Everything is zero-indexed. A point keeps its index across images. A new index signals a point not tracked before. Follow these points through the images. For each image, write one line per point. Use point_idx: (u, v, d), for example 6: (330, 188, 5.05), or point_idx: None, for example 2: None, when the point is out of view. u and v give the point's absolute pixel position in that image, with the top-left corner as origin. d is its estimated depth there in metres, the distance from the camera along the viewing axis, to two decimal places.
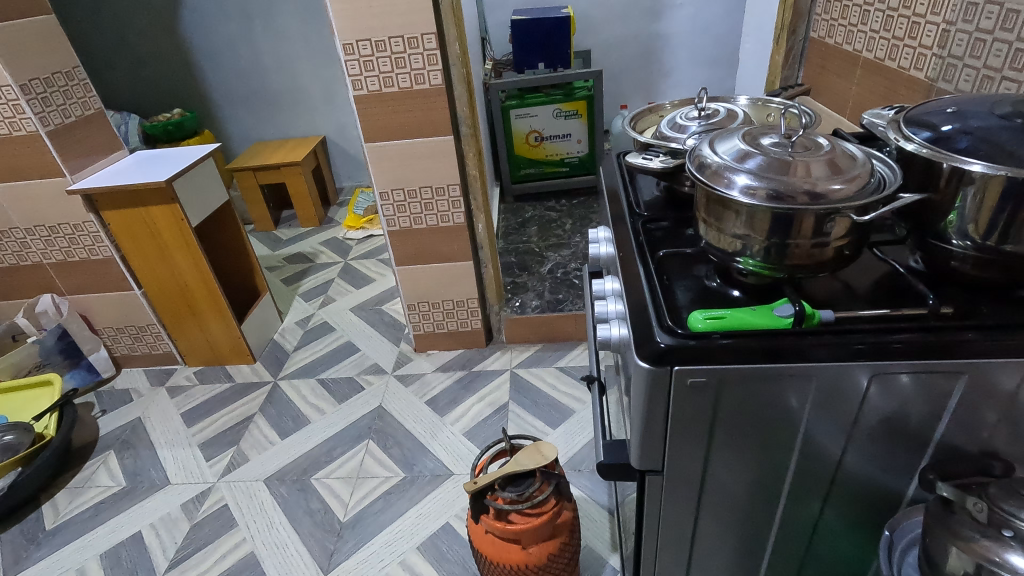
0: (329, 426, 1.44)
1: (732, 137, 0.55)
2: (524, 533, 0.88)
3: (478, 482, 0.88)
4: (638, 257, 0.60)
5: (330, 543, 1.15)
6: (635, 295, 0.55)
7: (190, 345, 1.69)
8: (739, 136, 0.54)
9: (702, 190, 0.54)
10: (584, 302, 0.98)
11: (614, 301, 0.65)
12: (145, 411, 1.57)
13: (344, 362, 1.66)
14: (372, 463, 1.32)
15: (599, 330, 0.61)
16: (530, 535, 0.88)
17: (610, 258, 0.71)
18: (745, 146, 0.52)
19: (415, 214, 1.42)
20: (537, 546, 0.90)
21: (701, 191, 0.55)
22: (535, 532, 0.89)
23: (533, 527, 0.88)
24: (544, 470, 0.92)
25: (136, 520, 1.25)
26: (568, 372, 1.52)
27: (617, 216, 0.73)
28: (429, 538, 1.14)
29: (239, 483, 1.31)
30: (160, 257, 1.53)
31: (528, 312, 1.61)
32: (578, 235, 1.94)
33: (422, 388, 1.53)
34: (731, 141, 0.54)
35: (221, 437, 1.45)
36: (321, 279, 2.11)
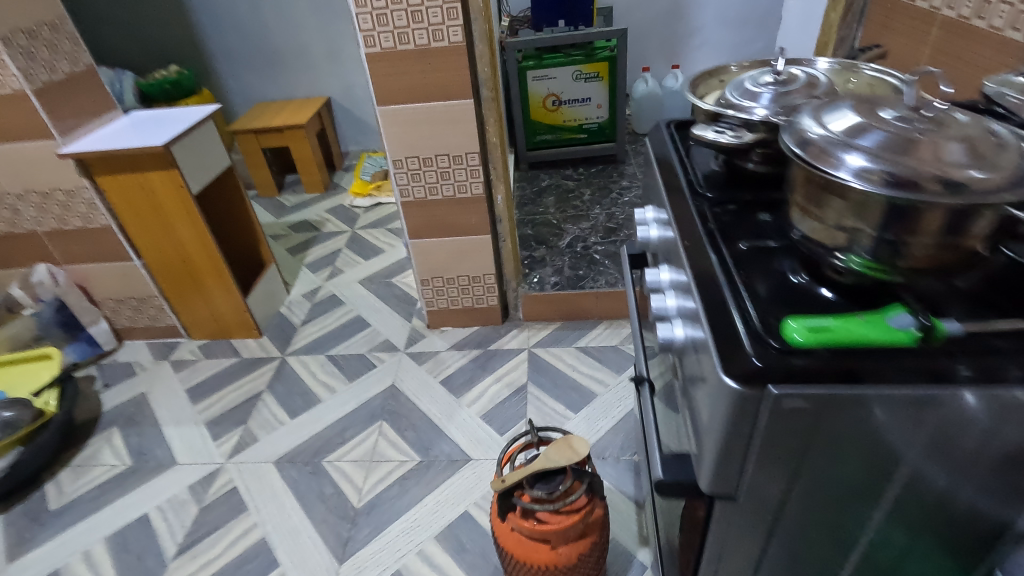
0: (341, 406, 1.38)
1: (843, 108, 0.46)
2: (553, 533, 0.84)
3: (504, 483, 0.83)
4: (710, 246, 0.53)
5: (345, 530, 1.11)
6: (709, 293, 0.47)
7: (195, 318, 1.62)
8: (851, 108, 0.46)
9: (801, 170, 0.46)
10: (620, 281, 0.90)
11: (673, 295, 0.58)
12: (149, 387, 1.51)
13: (355, 338, 1.59)
14: (386, 445, 1.27)
15: (660, 329, 0.55)
16: (560, 536, 0.84)
17: (665, 245, 0.64)
18: (860, 120, 0.43)
19: (430, 184, 1.33)
20: (566, 547, 0.85)
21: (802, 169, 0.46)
22: (565, 533, 0.84)
23: (563, 529, 0.83)
24: (573, 467, 0.86)
25: (143, 502, 1.21)
26: (589, 353, 1.46)
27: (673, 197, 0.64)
28: (448, 527, 1.10)
29: (248, 465, 1.26)
30: (160, 226, 1.44)
31: (547, 289, 1.53)
32: (598, 207, 1.84)
33: (436, 367, 1.47)
34: (843, 115, 0.45)
35: (228, 415, 1.40)
36: (328, 249, 2.03)
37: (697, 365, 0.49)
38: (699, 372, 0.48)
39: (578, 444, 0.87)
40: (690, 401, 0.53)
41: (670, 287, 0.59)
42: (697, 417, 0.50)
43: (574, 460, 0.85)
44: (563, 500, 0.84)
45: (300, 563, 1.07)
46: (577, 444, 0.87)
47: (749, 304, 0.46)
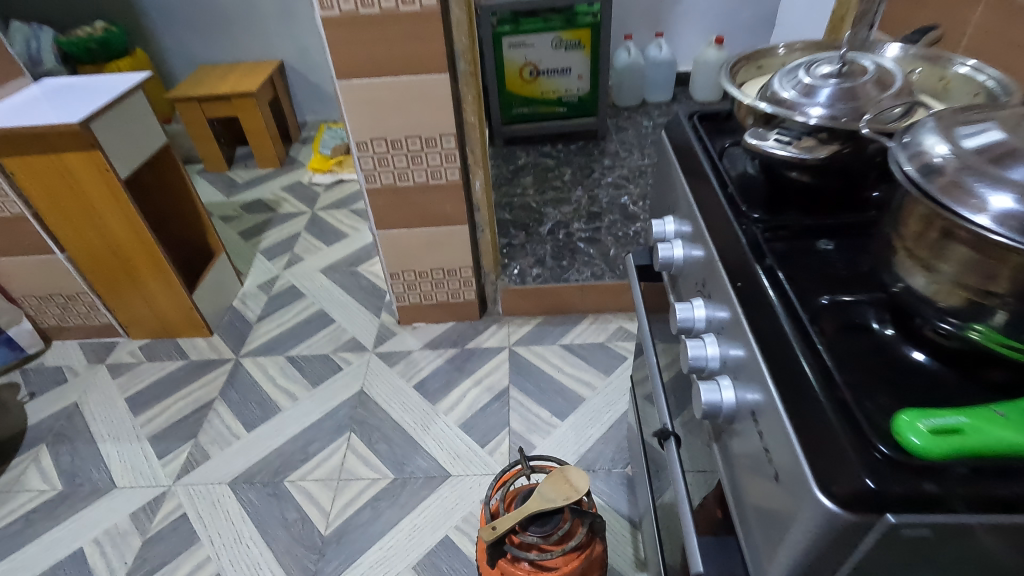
0: (303, 417, 1.25)
1: (990, 125, 0.35)
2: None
3: (496, 532, 0.72)
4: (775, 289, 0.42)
5: (311, 563, 1.00)
6: (789, 372, 0.36)
7: (132, 315, 1.45)
8: (994, 124, 0.34)
9: (918, 203, 0.35)
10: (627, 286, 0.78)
11: (714, 343, 0.46)
12: (83, 395, 1.34)
13: (318, 337, 1.45)
14: (355, 461, 1.16)
15: (703, 391, 0.43)
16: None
17: (700, 272, 0.52)
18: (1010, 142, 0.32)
19: (400, 169, 1.18)
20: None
21: (923, 208, 0.35)
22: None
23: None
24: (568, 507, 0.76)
25: (77, 534, 1.07)
26: (574, 352, 1.36)
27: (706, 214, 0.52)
28: (427, 556, 1.00)
29: (199, 488, 1.13)
30: (84, 215, 1.25)
31: (529, 282, 1.42)
32: (580, 188, 1.71)
33: (409, 369, 1.35)
34: (982, 127, 0.34)
35: (174, 428, 1.25)
36: (285, 233, 1.85)
37: (755, 453, 0.38)
38: (759, 464, 0.37)
39: (572, 477, 0.77)
40: (734, 486, 0.42)
41: (711, 334, 0.48)
42: (748, 515, 0.39)
43: (570, 498, 0.75)
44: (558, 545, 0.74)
45: None
46: (570, 477, 0.77)
47: (842, 392, 0.35)
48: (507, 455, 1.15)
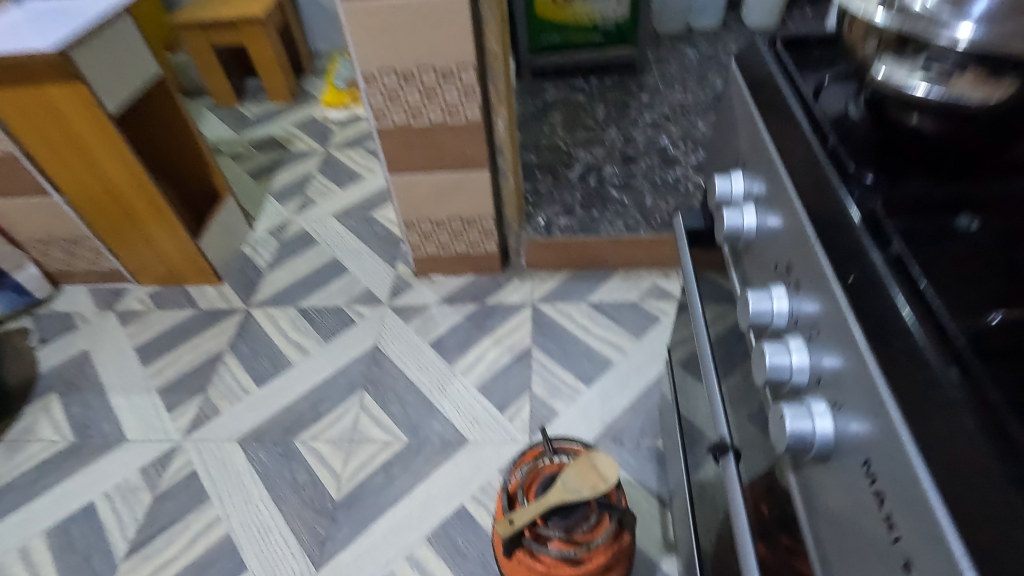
0: (315, 373, 1.20)
1: None
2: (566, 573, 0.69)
3: (513, 528, 0.65)
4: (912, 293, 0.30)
5: (322, 528, 0.97)
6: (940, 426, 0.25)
7: (139, 262, 1.39)
8: None
9: None
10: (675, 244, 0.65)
11: (803, 354, 0.35)
12: (92, 343, 1.30)
13: (330, 288, 1.38)
14: (368, 422, 1.10)
15: (789, 421, 0.33)
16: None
17: (785, 254, 0.39)
18: None
19: (413, 107, 1.05)
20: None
21: None
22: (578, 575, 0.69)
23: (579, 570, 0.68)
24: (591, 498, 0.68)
25: (89, 487, 1.05)
26: (603, 311, 1.26)
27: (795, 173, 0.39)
28: (441, 526, 0.95)
29: (209, 444, 1.10)
30: (76, 155, 1.17)
31: (555, 234, 1.30)
32: (614, 128, 1.55)
33: (425, 325, 1.27)
34: None
35: (184, 381, 1.21)
36: (298, 173, 1.75)
37: (859, 506, 0.29)
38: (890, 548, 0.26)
39: (595, 464, 0.69)
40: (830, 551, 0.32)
41: (799, 337, 0.36)
42: None
43: (595, 490, 0.67)
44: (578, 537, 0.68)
45: (273, 569, 0.93)
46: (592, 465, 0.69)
47: None
48: (527, 422, 1.07)
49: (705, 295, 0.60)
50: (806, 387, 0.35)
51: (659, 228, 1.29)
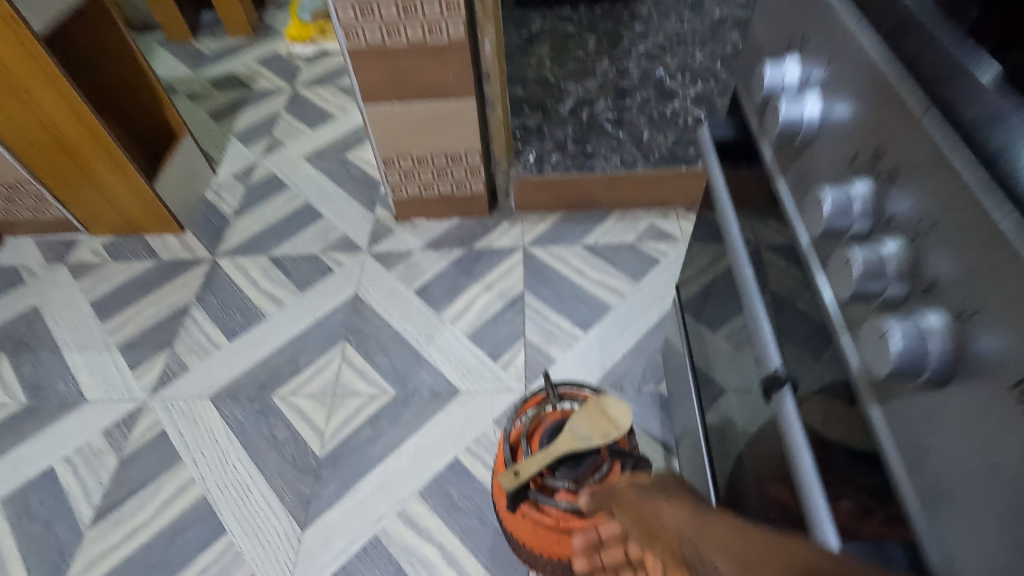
0: (291, 325, 1.11)
1: None
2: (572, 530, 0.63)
3: (517, 480, 0.60)
4: None
5: (306, 487, 0.90)
6: None
7: (92, 212, 1.27)
8: None
9: None
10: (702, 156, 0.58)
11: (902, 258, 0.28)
12: (42, 298, 1.19)
13: (305, 235, 1.27)
14: (351, 375, 1.03)
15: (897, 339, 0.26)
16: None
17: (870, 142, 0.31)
18: None
19: (388, 23, 0.93)
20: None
21: None
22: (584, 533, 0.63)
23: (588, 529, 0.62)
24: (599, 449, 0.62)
25: (47, 452, 0.96)
26: (599, 254, 1.18)
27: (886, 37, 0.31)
28: (435, 481, 0.89)
29: (178, 403, 1.01)
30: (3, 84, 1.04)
31: (547, 171, 1.21)
32: (606, 60, 1.37)
33: (410, 272, 1.18)
34: None
35: (147, 337, 1.11)
36: (263, 113, 1.60)
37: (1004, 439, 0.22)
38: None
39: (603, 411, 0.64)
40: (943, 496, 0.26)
41: (895, 240, 0.29)
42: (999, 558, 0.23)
43: (604, 439, 0.62)
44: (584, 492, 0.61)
45: (255, 531, 0.86)
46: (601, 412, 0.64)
47: None
48: (521, 371, 1.01)
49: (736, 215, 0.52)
50: (908, 300, 0.28)
51: (658, 162, 1.22)
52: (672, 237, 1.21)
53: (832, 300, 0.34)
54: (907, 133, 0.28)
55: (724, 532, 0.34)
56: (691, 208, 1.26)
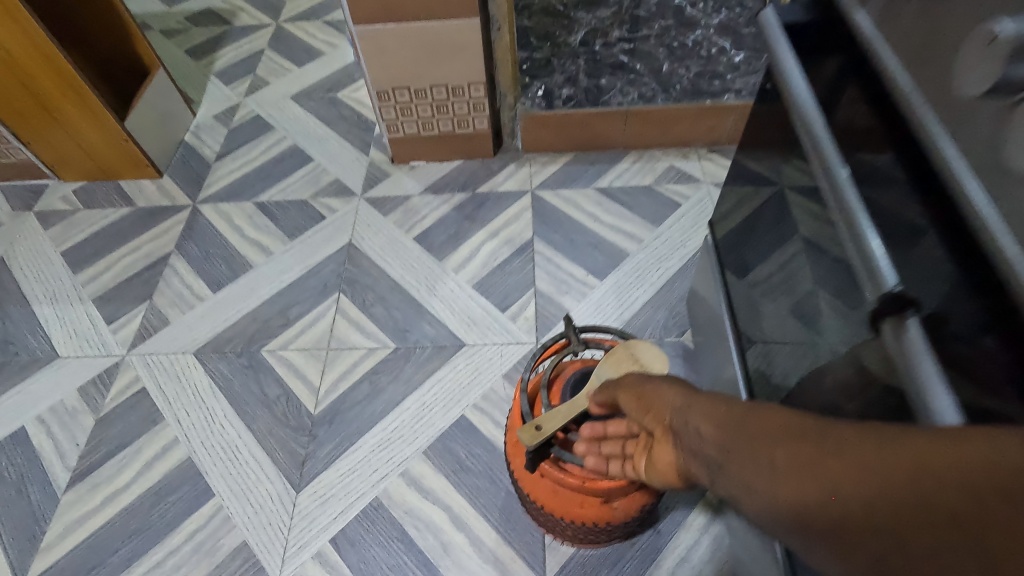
0: (279, 275, 1.02)
1: None
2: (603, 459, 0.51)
3: (537, 435, 0.52)
4: None
5: (300, 448, 0.83)
6: None
7: (61, 155, 1.16)
8: None
9: None
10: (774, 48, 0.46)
11: None
12: (9, 248, 1.09)
13: (293, 179, 1.17)
14: (346, 328, 0.94)
15: None
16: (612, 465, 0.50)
17: None
18: None
19: None
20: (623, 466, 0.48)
21: None
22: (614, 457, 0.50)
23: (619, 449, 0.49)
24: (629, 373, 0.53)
25: (18, 411, 0.89)
26: (613, 197, 1.09)
27: None
28: (440, 439, 0.82)
29: (159, 358, 0.93)
30: None
31: (557, 106, 1.10)
32: None
33: (408, 218, 1.08)
34: None
35: (124, 288, 1.02)
36: (245, 49, 1.47)
37: None
38: None
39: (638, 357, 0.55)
40: None
41: None
42: None
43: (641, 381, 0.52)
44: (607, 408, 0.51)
45: (245, 494, 0.79)
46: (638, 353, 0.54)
47: None
48: (532, 322, 0.93)
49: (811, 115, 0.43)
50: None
51: (678, 96, 1.10)
52: (693, 179, 1.11)
53: (996, 197, 0.26)
54: None
55: (711, 397, 0.38)
56: (712, 148, 1.16)
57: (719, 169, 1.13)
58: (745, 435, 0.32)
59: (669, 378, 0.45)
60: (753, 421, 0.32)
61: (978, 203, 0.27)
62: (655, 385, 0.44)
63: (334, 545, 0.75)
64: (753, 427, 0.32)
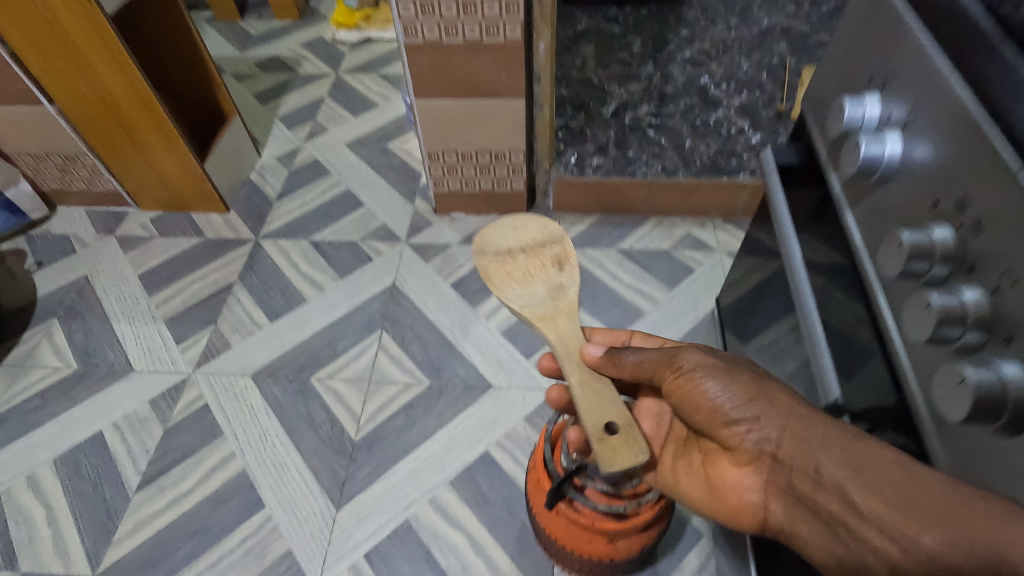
0: (330, 310, 1.14)
1: None
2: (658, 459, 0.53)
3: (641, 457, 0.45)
4: None
5: (341, 469, 0.93)
6: None
7: (142, 185, 1.30)
8: None
9: None
10: (768, 175, 0.59)
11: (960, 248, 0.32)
12: (93, 269, 1.24)
13: (345, 221, 1.30)
14: (387, 363, 1.06)
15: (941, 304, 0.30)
16: (681, 476, 0.50)
17: (933, 168, 0.35)
18: None
19: (446, 20, 0.94)
20: (704, 491, 0.47)
21: None
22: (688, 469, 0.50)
23: (714, 453, 0.47)
24: (682, 355, 0.47)
25: (96, 416, 1.01)
26: (634, 259, 1.20)
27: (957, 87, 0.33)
28: (465, 471, 0.92)
29: (221, 378, 1.05)
30: (67, 57, 1.04)
31: (587, 172, 1.22)
32: (650, 64, 1.37)
33: (446, 265, 1.20)
34: None
35: (193, 311, 1.15)
36: (307, 97, 1.63)
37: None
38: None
39: (512, 226, 0.65)
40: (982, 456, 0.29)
41: (946, 227, 0.33)
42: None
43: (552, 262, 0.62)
44: (674, 399, 0.47)
45: (292, 507, 0.90)
46: (514, 230, 0.65)
47: None
48: None
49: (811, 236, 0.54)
50: (988, 345, 0.30)
51: (698, 171, 1.21)
52: (708, 247, 1.22)
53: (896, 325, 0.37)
54: (980, 156, 0.31)
55: (814, 426, 0.38)
56: (727, 219, 1.26)
57: (733, 239, 1.23)
58: (880, 506, 0.32)
59: (740, 384, 0.43)
60: (892, 495, 0.32)
61: (890, 333, 0.38)
62: (728, 404, 0.43)
63: (368, 560, 0.85)
64: (895, 495, 0.31)
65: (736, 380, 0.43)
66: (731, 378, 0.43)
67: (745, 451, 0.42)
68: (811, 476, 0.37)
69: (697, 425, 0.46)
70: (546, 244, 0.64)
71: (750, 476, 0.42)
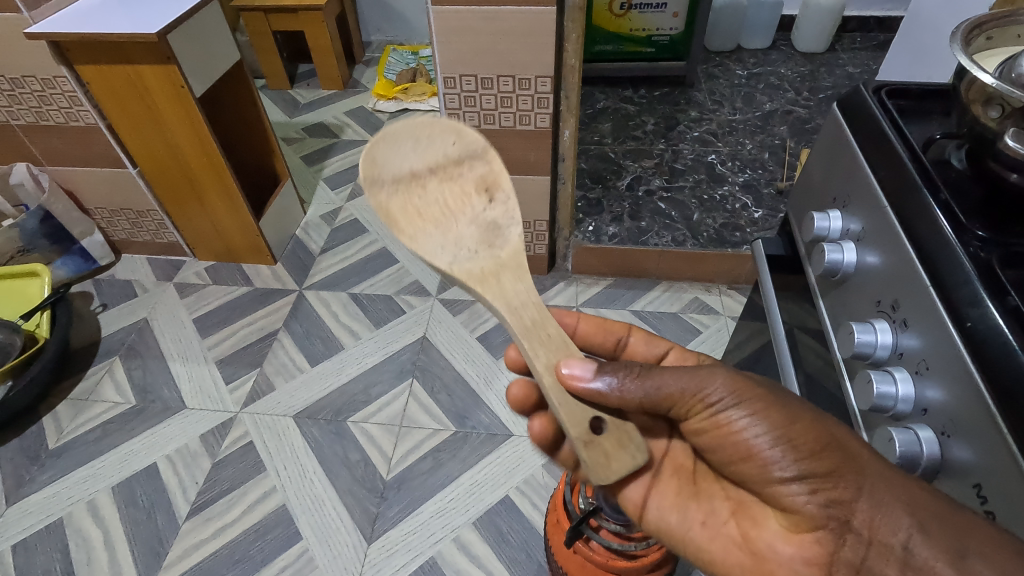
0: (365, 357, 1.25)
1: None
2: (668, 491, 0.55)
3: (636, 459, 0.46)
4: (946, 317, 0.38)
5: (373, 506, 1.02)
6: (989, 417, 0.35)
7: (199, 237, 1.43)
8: None
9: None
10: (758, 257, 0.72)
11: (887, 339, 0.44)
12: (152, 312, 1.36)
13: (380, 276, 1.43)
14: (417, 410, 1.15)
15: (875, 381, 0.42)
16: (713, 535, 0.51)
17: (876, 275, 0.46)
18: None
19: (486, 110, 1.09)
20: (746, 552, 0.47)
21: None
22: (720, 517, 0.51)
23: (755, 512, 0.48)
24: (709, 387, 0.47)
25: (150, 449, 1.11)
26: (645, 320, 1.30)
27: (882, 218, 0.46)
28: (486, 513, 1.00)
29: (265, 418, 1.15)
30: (152, 125, 1.18)
31: (603, 241, 1.35)
32: (663, 142, 1.52)
33: (472, 319, 1.31)
34: None
35: (241, 354, 1.26)
36: (349, 160, 1.80)
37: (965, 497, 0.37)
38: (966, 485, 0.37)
39: (410, 139, 0.55)
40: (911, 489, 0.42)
41: (885, 320, 0.44)
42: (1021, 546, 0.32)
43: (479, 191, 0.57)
44: (709, 435, 0.48)
45: (327, 540, 0.98)
46: (412, 143, 0.55)
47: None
48: None
49: (795, 313, 0.64)
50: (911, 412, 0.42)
51: (705, 243, 1.33)
52: (713, 311, 1.32)
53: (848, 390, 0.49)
54: (899, 276, 0.43)
55: (893, 492, 0.39)
56: (733, 284, 1.36)
57: (737, 305, 1.33)
58: None
59: (806, 443, 0.43)
60: None
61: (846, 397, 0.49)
62: (783, 459, 0.44)
63: None
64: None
65: (792, 433, 0.44)
66: (793, 435, 0.43)
67: (807, 514, 0.43)
68: (900, 556, 0.38)
69: (747, 477, 0.47)
70: (462, 162, 0.57)
71: (809, 541, 0.43)
